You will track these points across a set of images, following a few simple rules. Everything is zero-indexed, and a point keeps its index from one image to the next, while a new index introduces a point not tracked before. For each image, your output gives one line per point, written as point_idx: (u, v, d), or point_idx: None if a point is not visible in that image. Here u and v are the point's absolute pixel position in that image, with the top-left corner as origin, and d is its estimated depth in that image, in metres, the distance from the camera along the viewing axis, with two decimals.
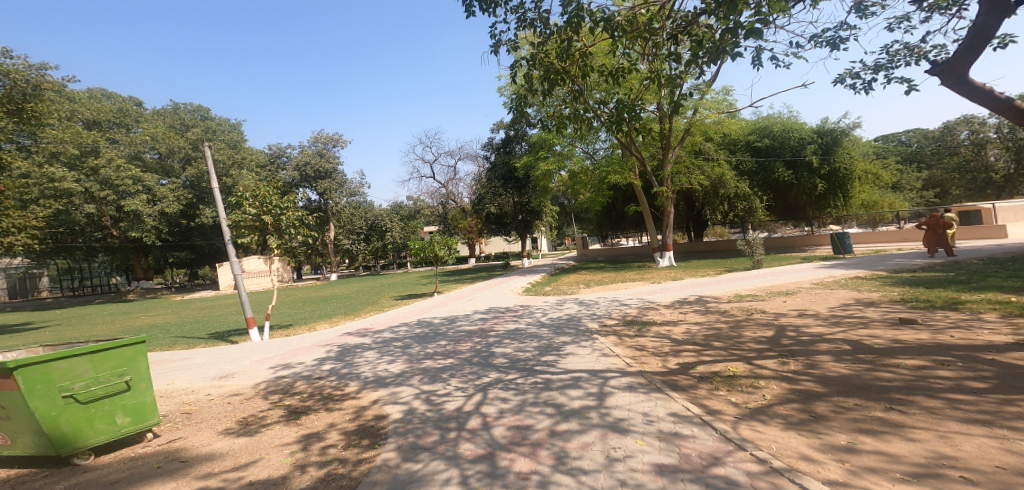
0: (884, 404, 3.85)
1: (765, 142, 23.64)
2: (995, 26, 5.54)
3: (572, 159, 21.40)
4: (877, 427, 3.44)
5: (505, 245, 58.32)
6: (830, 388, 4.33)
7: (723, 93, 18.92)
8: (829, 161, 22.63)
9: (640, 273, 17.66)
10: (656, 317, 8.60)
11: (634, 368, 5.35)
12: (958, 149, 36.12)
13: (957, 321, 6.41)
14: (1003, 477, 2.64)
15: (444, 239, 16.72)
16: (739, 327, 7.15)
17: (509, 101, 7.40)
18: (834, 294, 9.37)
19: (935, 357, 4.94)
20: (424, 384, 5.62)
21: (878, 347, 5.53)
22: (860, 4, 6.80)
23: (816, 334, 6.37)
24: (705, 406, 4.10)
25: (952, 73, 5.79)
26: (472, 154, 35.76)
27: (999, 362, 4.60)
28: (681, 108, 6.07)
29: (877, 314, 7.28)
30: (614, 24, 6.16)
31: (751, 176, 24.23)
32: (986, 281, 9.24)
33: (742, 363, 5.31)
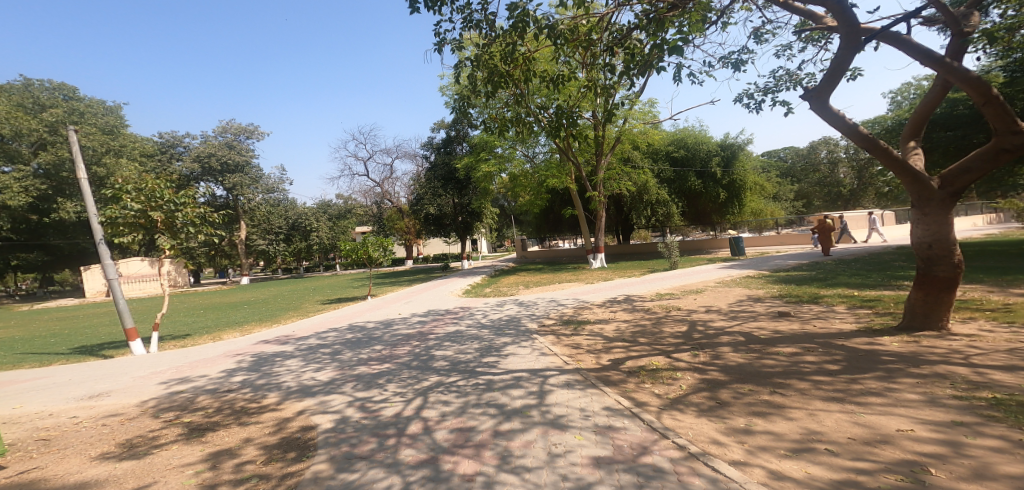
0: (769, 388, 4.37)
1: (681, 153, 25.65)
2: (851, 59, 6.37)
3: (513, 162, 21.52)
4: (766, 409, 3.90)
5: (442, 247, 57.04)
6: (730, 377, 4.82)
7: (650, 104, 19.87)
8: (729, 173, 25.20)
9: (575, 275, 18.25)
10: (590, 316, 8.98)
11: (571, 366, 5.54)
12: (818, 166, 42.66)
13: (818, 313, 7.48)
14: (858, 448, 3.11)
15: (379, 240, 15.88)
16: (660, 323, 7.71)
17: (451, 102, 7.30)
18: (732, 291, 10.49)
19: (804, 345, 5.72)
20: (358, 391, 5.35)
21: (764, 337, 6.28)
22: (758, 32, 7.67)
23: (720, 328, 7.04)
24: (634, 399, 4.36)
25: (818, 99, 6.70)
26: (411, 153, 34.55)
27: (847, 347, 5.46)
28: (615, 117, 6.37)
29: (763, 308, 8.25)
30: (557, 33, 6.30)
31: (669, 184, 26.08)
32: (837, 278, 10.95)
33: (662, 357, 5.73)
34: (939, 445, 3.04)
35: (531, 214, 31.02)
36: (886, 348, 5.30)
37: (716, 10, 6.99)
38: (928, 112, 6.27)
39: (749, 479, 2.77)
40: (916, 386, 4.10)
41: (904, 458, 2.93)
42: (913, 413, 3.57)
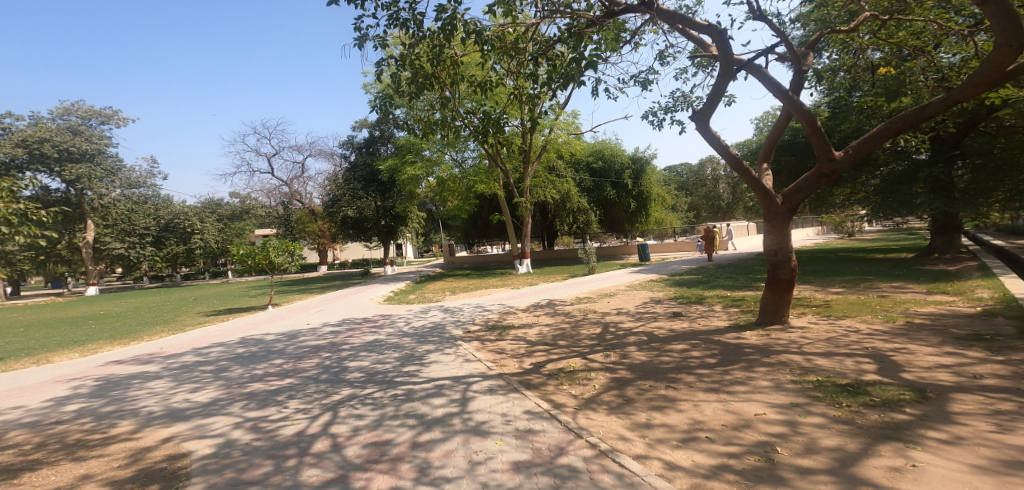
0: (665, 383, 4.76)
1: (599, 164, 27.05)
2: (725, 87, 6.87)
3: (441, 166, 21.11)
4: (663, 403, 4.23)
5: (362, 252, 54.09)
6: (635, 374, 5.15)
7: (573, 116, 20.60)
8: (638, 185, 27.18)
9: (502, 280, 18.36)
10: (515, 320, 9.09)
11: (495, 371, 5.56)
12: (704, 182, 48.09)
13: (703, 312, 8.32)
14: (728, 433, 3.49)
15: (282, 244, 14.63)
16: (578, 326, 8.03)
17: (372, 101, 6.96)
18: (639, 294, 11.28)
19: (691, 341, 6.32)
20: (251, 411, 4.86)
21: (663, 335, 6.82)
22: (662, 55, 8.38)
23: (629, 329, 7.50)
24: (552, 401, 4.47)
25: (701, 120, 7.49)
26: (327, 152, 32.60)
27: (722, 342, 6.14)
28: (540, 126, 6.55)
29: (661, 309, 8.98)
30: (485, 39, 6.33)
31: (587, 193, 27.29)
32: (716, 281, 12.33)
33: (579, 358, 5.97)
34: (783, 425, 3.53)
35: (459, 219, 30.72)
36: (748, 341, 6.07)
37: (628, 32, 7.58)
38: (778, 139, 7.23)
39: (649, 470, 2.96)
40: (768, 374, 4.75)
41: (760, 439, 3.35)
42: (766, 398, 4.12)
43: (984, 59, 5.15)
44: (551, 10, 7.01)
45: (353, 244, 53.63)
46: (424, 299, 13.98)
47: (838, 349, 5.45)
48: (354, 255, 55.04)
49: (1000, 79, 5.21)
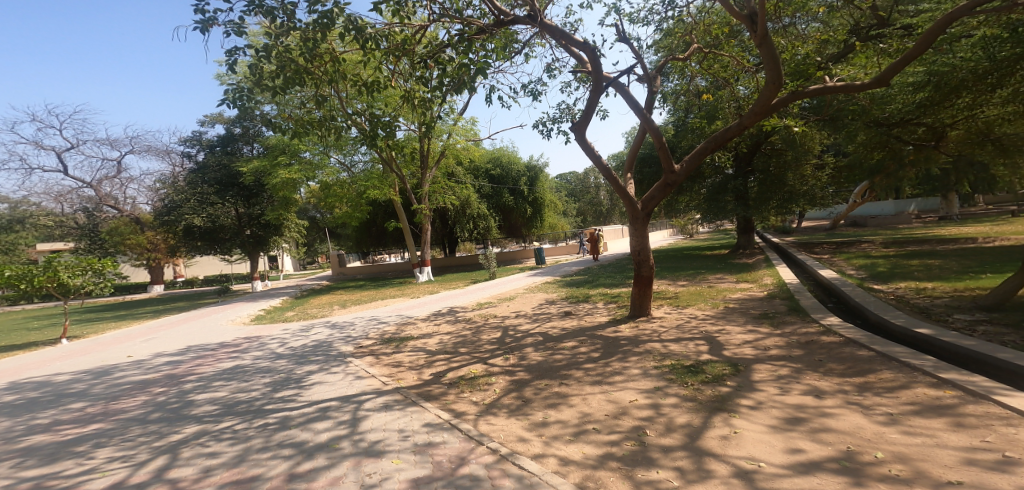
0: (558, 380, 4.88)
1: (498, 171, 27.43)
2: (595, 101, 7.28)
3: (325, 169, 20.09)
4: (556, 400, 4.33)
5: (219, 266, 46.02)
6: (533, 375, 5.23)
7: (472, 122, 20.52)
8: (534, 192, 28.15)
9: (402, 290, 17.84)
10: (414, 331, 8.81)
11: (390, 386, 5.34)
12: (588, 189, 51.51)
13: (589, 309, 8.76)
14: (610, 421, 3.65)
15: (83, 262, 11.98)
16: (479, 332, 8.01)
17: (224, 93, 6.38)
18: (536, 296, 11.62)
19: (581, 338, 6.57)
20: (27, 470, 3.99)
21: (557, 334, 7.04)
22: (551, 68, 8.73)
23: (526, 331, 7.62)
24: (453, 411, 4.38)
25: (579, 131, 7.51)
26: (163, 150, 28.99)
27: (604, 336, 6.50)
28: (434, 132, 6.53)
29: (555, 310, 9.30)
30: (369, 37, 6.20)
31: (487, 199, 27.54)
32: (601, 280, 13.15)
33: (480, 364, 5.94)
34: (651, 409, 3.80)
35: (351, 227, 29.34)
36: (624, 333, 6.52)
37: (519, 43, 7.84)
38: (636, 152, 7.62)
39: (547, 470, 2.98)
40: (638, 362, 5.12)
41: (634, 424, 3.56)
42: (637, 385, 4.42)
43: (758, 92, 6.07)
44: (442, 14, 6.99)
45: (208, 259, 45.35)
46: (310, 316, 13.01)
47: (683, 335, 6.14)
48: (208, 270, 46.03)
49: (770, 110, 6.22)
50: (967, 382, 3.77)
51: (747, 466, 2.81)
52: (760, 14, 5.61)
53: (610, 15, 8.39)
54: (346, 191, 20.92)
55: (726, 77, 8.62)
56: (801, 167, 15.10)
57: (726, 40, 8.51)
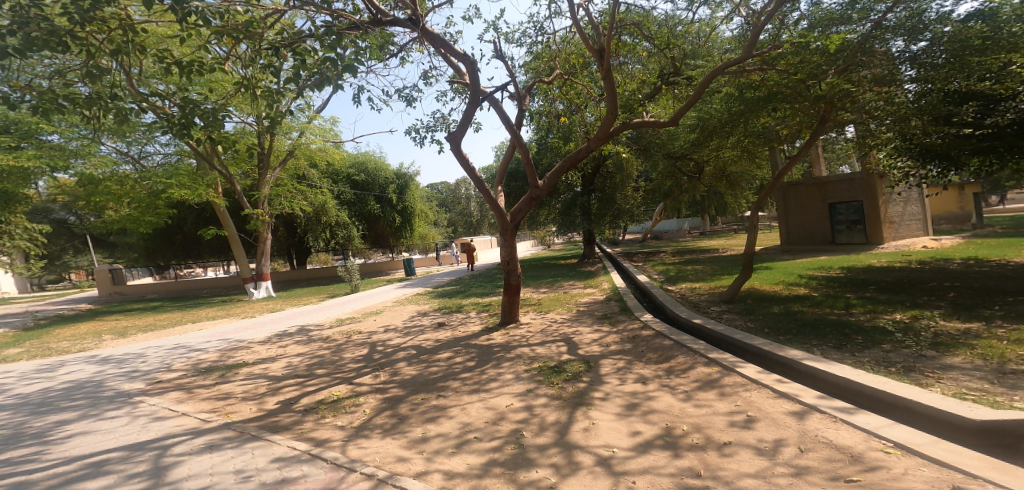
0: (435, 393, 4.78)
1: (361, 177, 25.60)
2: (472, 114, 7.34)
3: (86, 160, 15.65)
4: (434, 413, 4.23)
5: None
6: (406, 390, 5.02)
7: (332, 122, 18.79)
8: (403, 200, 26.87)
9: (225, 309, 15.24)
10: (249, 357, 7.64)
11: (214, 423, 4.54)
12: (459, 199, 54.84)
13: (463, 319, 8.81)
14: (490, 428, 3.72)
15: None
16: (341, 350, 7.36)
17: None
18: (407, 308, 11.19)
19: (456, 348, 6.56)
20: None
21: (430, 347, 6.89)
22: (426, 76, 8.59)
23: (397, 345, 7.27)
24: (313, 440, 3.93)
25: (454, 141, 7.43)
26: None
27: (478, 344, 6.60)
28: (279, 126, 5.79)
29: (428, 321, 9.06)
30: (196, 15, 5.27)
31: (349, 206, 25.42)
32: (473, 290, 13.37)
33: (344, 385, 5.45)
34: (525, 411, 3.99)
35: (135, 233, 23.64)
36: (496, 340, 6.72)
37: (395, 44, 7.53)
38: (506, 167, 7.88)
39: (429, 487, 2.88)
40: (510, 367, 5.33)
41: (513, 427, 3.69)
42: (512, 389, 4.60)
43: (600, 121, 6.93)
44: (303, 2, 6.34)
45: None
46: (67, 350, 9.98)
47: (548, 338, 6.60)
48: None
49: (610, 136, 7.10)
50: (723, 359, 4.86)
51: (607, 454, 3.14)
52: (608, 52, 6.49)
53: (489, 31, 8.55)
54: (131, 189, 17.31)
55: (578, 104, 9.73)
56: (625, 189, 17.31)
57: (581, 70, 9.36)
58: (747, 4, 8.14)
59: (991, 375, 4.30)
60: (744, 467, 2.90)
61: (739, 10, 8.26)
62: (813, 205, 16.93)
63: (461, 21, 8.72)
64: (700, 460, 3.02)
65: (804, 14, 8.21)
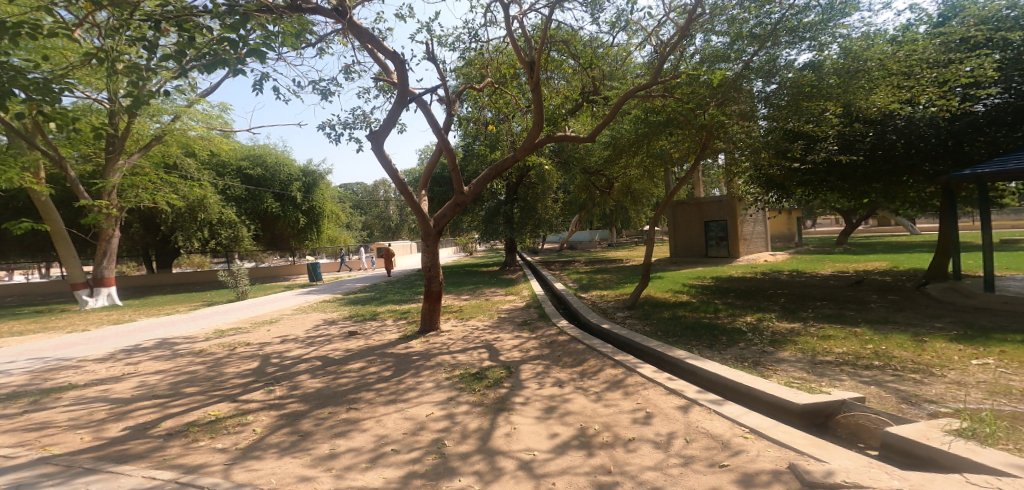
0: (344, 406, 4.50)
1: (257, 171, 23.21)
2: (398, 114, 7.13)
3: None
4: (344, 427, 3.98)
5: None
6: (309, 405, 4.66)
7: (218, 109, 16.53)
8: (309, 199, 24.75)
9: (44, 321, 12.53)
10: (79, 378, 6.47)
11: (24, 458, 3.77)
12: (379, 202, 53.99)
13: (378, 327, 8.44)
14: (409, 439, 3.60)
15: None
16: (219, 365, 6.62)
17: None
18: (309, 317, 10.41)
19: (369, 357, 6.27)
20: None
21: (338, 357, 6.47)
22: (348, 70, 8.19)
23: (297, 357, 6.73)
24: (180, 467, 3.46)
25: (377, 140, 7.14)
26: None
27: (395, 353, 6.39)
28: (142, 106, 5.13)
29: (337, 330, 8.51)
30: None
31: (239, 203, 22.97)
32: (390, 296, 12.91)
33: (225, 404, 4.91)
34: (445, 420, 3.93)
35: None
36: (415, 348, 6.54)
37: (315, 35, 7.15)
38: (431, 171, 7.77)
39: None
40: (430, 375, 5.22)
41: (433, 437, 3.61)
42: (432, 398, 4.49)
43: (527, 132, 7.13)
44: None
45: None
46: None
47: (469, 345, 6.59)
48: None
49: (536, 147, 7.32)
50: (628, 360, 5.22)
51: (527, 457, 3.20)
52: (537, 65, 6.67)
53: (421, 32, 8.26)
54: None
55: (507, 113, 9.85)
56: (545, 199, 18.05)
57: (511, 81, 9.59)
58: (658, 33, 8.88)
59: (807, 366, 5.18)
60: (646, 460, 3.12)
61: (651, 38, 8.96)
62: (693, 223, 18.74)
63: (395, 19, 8.42)
64: (610, 457, 3.19)
65: (697, 49, 9.10)
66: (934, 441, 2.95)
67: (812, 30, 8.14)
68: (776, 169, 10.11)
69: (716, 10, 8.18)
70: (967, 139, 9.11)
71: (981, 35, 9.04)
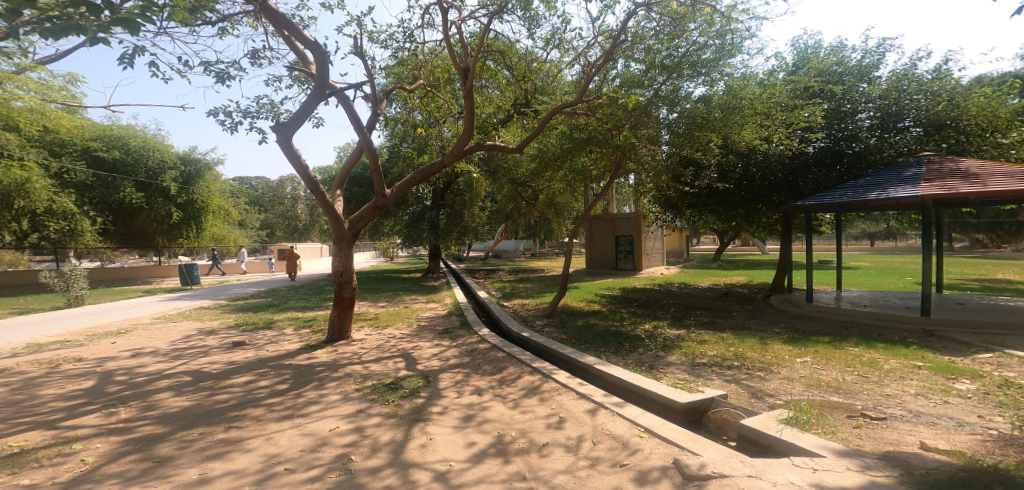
0: (222, 426, 4.00)
1: (114, 154, 19.34)
2: (313, 107, 6.74)
3: None
4: (221, 449, 3.53)
5: None
6: (170, 427, 4.03)
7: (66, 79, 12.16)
8: (187, 191, 21.45)
9: None
10: None
11: None
12: (283, 200, 50.90)
13: (272, 338, 7.75)
14: (307, 457, 3.33)
15: None
16: (33, 386, 5.29)
17: None
18: (176, 327, 9.14)
19: (257, 371, 5.71)
20: None
21: (215, 372, 5.77)
22: (254, 55, 7.54)
23: (152, 373, 5.77)
24: None
25: (285, 133, 6.68)
26: None
27: (292, 365, 5.93)
28: None
29: (216, 341, 7.64)
30: None
31: (83, 190, 18.86)
32: (289, 303, 12.00)
33: (38, 433, 3.94)
34: (353, 434, 3.71)
35: None
36: (320, 359, 6.14)
37: (217, 13, 6.62)
38: (349, 170, 7.43)
39: None
40: (337, 387, 4.93)
41: (338, 452, 3.39)
42: (338, 411, 4.23)
43: (456, 139, 7.06)
44: None
45: None
46: None
47: (384, 354, 6.33)
48: None
49: (463, 156, 7.28)
50: (546, 367, 5.34)
51: (444, 468, 3.13)
52: (472, 74, 6.66)
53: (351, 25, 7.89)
54: None
55: (438, 117, 9.76)
56: (473, 207, 18.23)
57: (445, 85, 9.44)
58: (586, 54, 9.31)
59: (689, 367, 5.65)
60: (558, 464, 3.18)
61: (580, 59, 9.38)
62: (606, 237, 19.75)
63: (319, 8, 8.04)
64: (526, 464, 3.22)
65: (619, 73, 9.67)
66: (774, 431, 3.43)
67: (707, 67, 8.92)
68: (672, 191, 11.36)
69: (635, 37, 8.68)
70: (802, 175, 10.60)
71: (817, 85, 10.37)
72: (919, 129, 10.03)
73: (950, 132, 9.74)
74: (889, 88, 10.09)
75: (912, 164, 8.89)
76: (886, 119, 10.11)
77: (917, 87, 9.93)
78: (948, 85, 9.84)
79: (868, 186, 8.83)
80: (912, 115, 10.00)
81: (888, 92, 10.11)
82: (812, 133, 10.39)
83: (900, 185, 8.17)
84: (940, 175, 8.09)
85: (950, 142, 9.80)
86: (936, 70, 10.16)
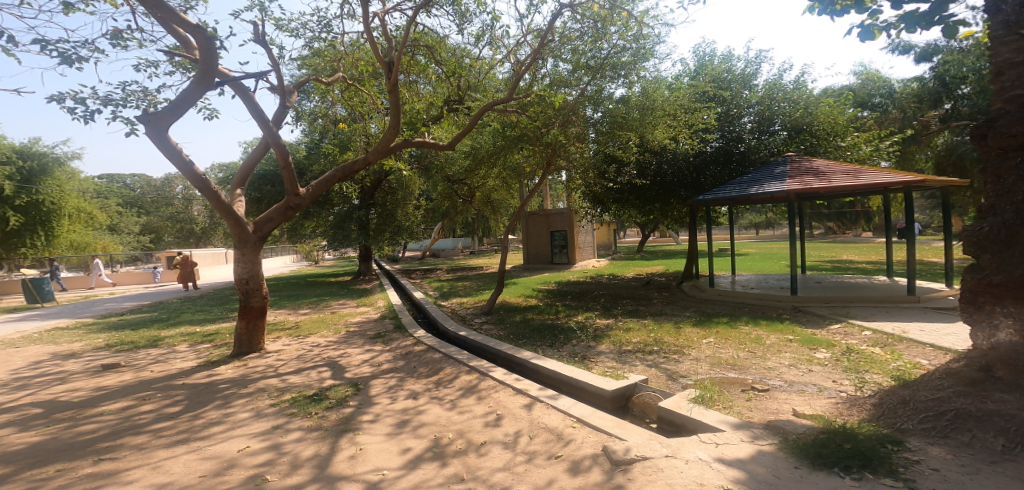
0: (91, 458, 3.54)
1: None
2: (193, 98, 6.21)
3: None
4: (89, 484, 3.11)
5: None
6: (14, 466, 3.47)
7: None
8: (28, 191, 18.80)
9: None
10: None
11: None
12: (171, 201, 46.76)
13: (156, 357, 7.04)
14: (211, 482, 3.06)
15: None
16: None
17: None
18: (22, 352, 7.92)
19: (136, 395, 5.13)
20: None
21: (76, 400, 5.08)
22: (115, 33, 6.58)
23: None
24: None
25: (156, 124, 5.93)
26: None
27: (186, 385, 5.44)
28: None
29: (77, 366, 6.74)
30: None
31: None
32: (179, 317, 10.95)
33: None
34: (268, 452, 3.48)
35: None
36: (224, 375, 5.71)
37: None
38: (250, 169, 6.95)
39: None
40: (248, 404, 4.61)
41: (250, 473, 3.16)
42: (248, 430, 3.95)
43: (381, 134, 6.79)
44: None
45: None
46: None
47: (305, 364, 6.02)
48: None
49: (390, 152, 7.04)
50: (482, 365, 5.34)
51: (374, 477, 3.03)
52: (397, 68, 6.47)
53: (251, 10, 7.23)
54: None
55: (362, 112, 9.30)
56: (407, 205, 17.55)
57: (370, 78, 9.14)
58: (516, 53, 9.38)
59: (617, 355, 5.88)
60: (496, 462, 3.18)
61: (511, 56, 9.43)
62: (541, 233, 20.08)
63: None
64: (463, 464, 3.19)
65: (548, 72, 9.75)
66: (685, 410, 3.65)
67: (626, 68, 9.31)
68: (599, 187, 11.96)
69: (563, 38, 8.92)
70: (703, 172, 11.40)
71: (711, 90, 11.19)
72: (784, 132, 11.22)
73: (806, 136, 11.04)
74: (763, 95, 11.11)
75: (779, 163, 9.93)
76: (761, 123, 11.20)
77: (782, 95, 11.02)
78: (804, 95, 10.99)
79: (747, 183, 9.74)
80: (780, 120, 11.11)
81: (763, 99, 11.14)
82: (709, 134, 11.27)
83: (771, 182, 9.10)
84: (798, 172, 9.11)
85: (806, 145, 11.14)
86: (796, 81, 11.30)
